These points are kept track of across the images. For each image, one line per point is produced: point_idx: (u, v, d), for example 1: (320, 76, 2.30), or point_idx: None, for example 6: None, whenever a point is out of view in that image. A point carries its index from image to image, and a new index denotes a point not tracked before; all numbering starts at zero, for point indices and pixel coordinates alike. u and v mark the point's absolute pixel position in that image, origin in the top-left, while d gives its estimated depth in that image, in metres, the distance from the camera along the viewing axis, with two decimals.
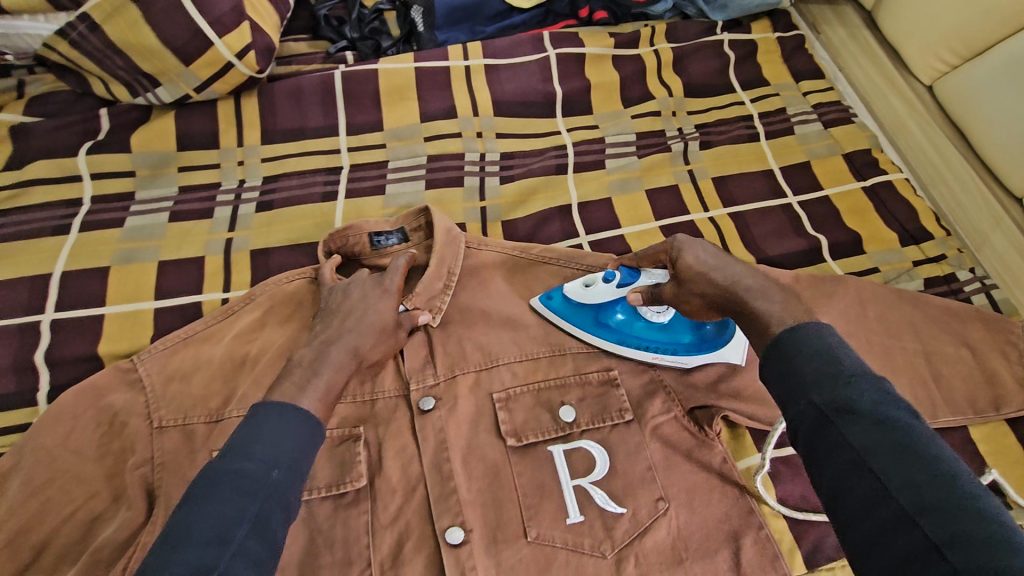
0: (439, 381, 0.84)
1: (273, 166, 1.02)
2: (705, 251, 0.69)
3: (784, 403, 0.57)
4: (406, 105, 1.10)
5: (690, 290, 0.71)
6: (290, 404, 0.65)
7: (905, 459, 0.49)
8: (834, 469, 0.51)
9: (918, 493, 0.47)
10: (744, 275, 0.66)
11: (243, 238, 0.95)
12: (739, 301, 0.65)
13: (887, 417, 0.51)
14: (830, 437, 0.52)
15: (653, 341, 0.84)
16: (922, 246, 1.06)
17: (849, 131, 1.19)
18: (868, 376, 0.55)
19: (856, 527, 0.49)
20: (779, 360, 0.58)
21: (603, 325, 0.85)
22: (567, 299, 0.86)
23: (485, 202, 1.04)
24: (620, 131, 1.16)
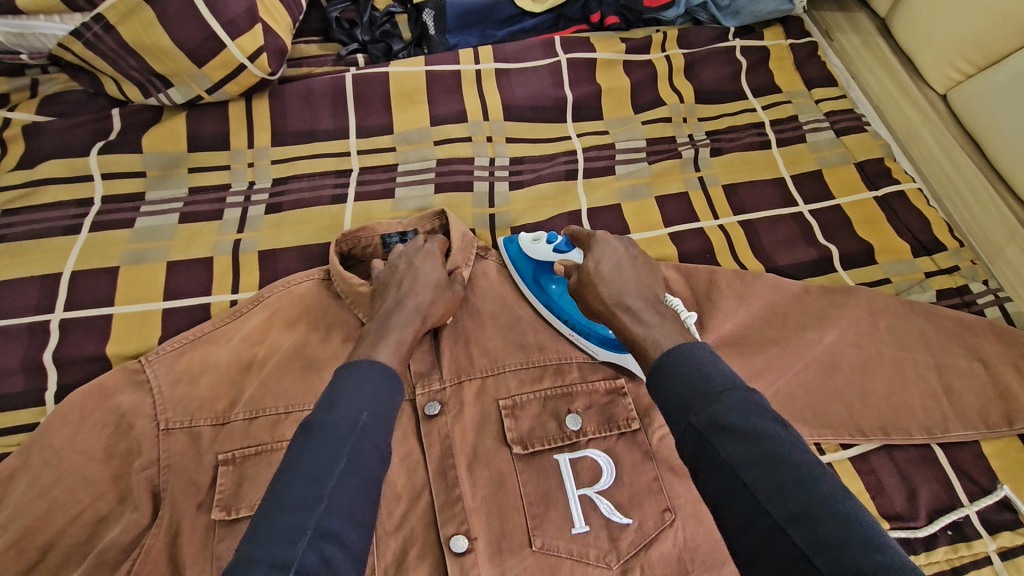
0: (445, 387, 0.84)
1: (283, 168, 1.03)
2: (609, 265, 0.77)
3: (668, 423, 0.58)
4: (416, 109, 1.10)
5: (587, 300, 0.77)
6: (366, 364, 0.66)
7: (774, 468, 0.51)
8: (718, 487, 0.53)
9: (786, 500, 0.50)
10: (629, 294, 0.73)
11: (252, 240, 0.95)
12: (614, 314, 0.72)
13: (753, 430, 0.53)
14: (707, 456, 0.54)
15: (575, 317, 0.88)
16: (935, 257, 1.05)
17: (861, 139, 1.18)
18: (736, 386, 0.56)
19: (739, 538, 0.51)
20: (660, 381, 0.60)
21: (538, 283, 0.91)
22: (521, 249, 0.93)
23: (494, 207, 1.04)
24: (630, 137, 1.15)
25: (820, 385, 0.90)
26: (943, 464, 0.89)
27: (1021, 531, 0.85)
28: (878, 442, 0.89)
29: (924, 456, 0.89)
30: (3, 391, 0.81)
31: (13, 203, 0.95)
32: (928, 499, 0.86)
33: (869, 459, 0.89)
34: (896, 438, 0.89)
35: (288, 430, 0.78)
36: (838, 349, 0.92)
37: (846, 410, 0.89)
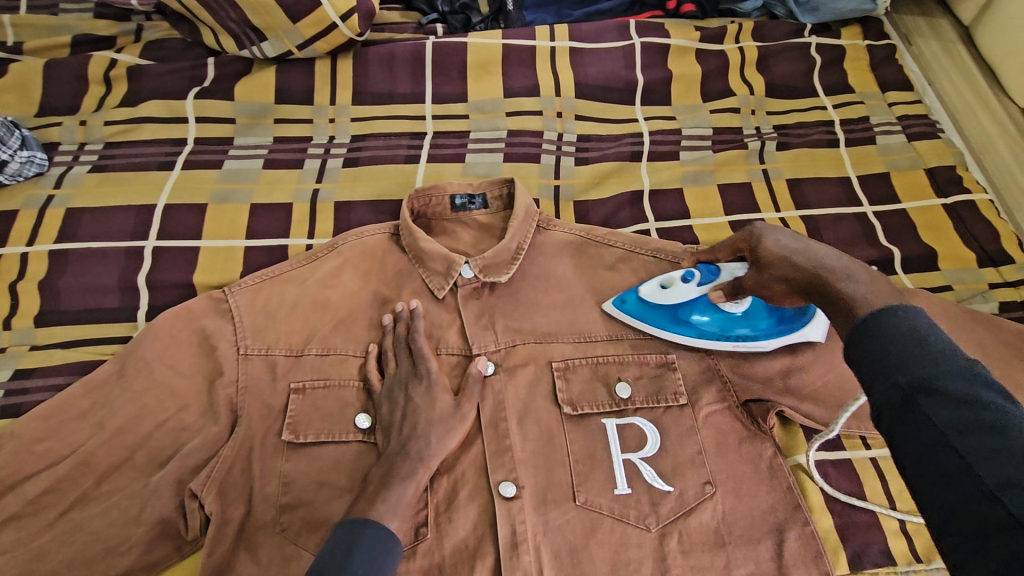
0: (499, 348, 0.87)
1: (362, 125, 1.07)
2: (782, 239, 0.70)
3: (868, 382, 0.52)
4: (490, 80, 1.13)
5: (773, 277, 0.71)
6: (372, 526, 0.67)
7: (994, 436, 0.44)
8: (916, 449, 0.47)
9: (1005, 468, 0.43)
10: (825, 255, 0.66)
11: (329, 191, 1.00)
12: (824, 280, 0.64)
13: (978, 397, 0.46)
14: (912, 418, 0.48)
15: (735, 330, 0.84)
16: (1001, 269, 1.03)
17: (934, 145, 1.16)
18: (965, 359, 0.49)
19: (934, 505, 0.45)
20: (868, 341, 0.53)
21: (682, 324, 0.85)
22: (642, 301, 0.87)
23: (560, 180, 1.06)
24: (697, 124, 1.16)
25: None
26: None
27: None
28: None
29: None
30: (101, 306, 0.89)
31: (116, 137, 1.03)
32: None
33: None
34: None
35: (354, 368, 0.83)
36: None
37: None
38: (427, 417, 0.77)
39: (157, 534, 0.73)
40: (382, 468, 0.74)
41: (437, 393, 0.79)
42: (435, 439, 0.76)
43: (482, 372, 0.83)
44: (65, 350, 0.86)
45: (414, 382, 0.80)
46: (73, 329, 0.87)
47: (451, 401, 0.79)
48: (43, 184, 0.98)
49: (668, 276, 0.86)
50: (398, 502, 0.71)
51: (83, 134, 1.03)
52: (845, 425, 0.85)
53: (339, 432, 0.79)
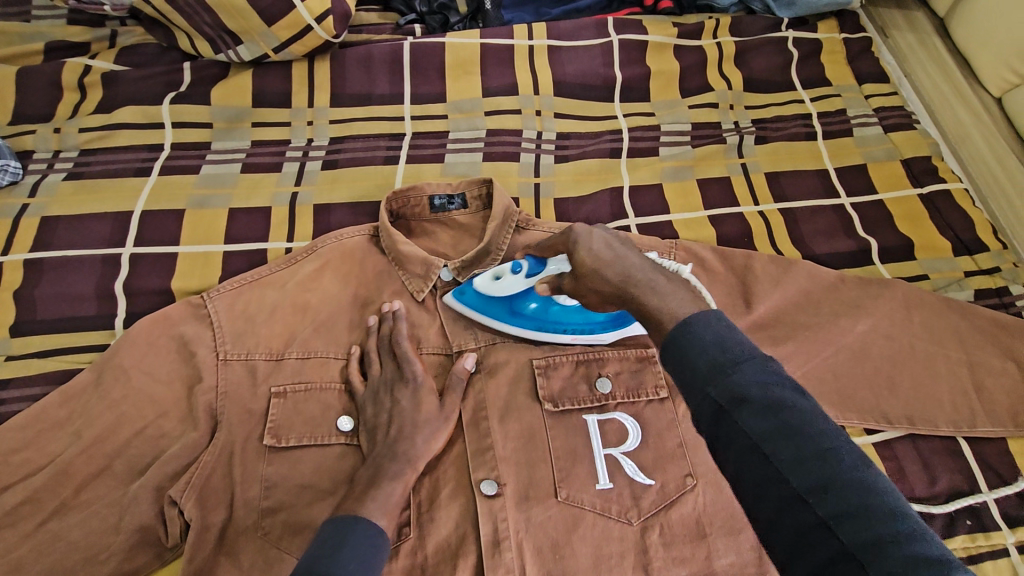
0: (480, 347, 0.88)
1: (340, 128, 1.07)
2: (595, 246, 0.67)
3: (684, 392, 0.54)
4: (468, 80, 1.13)
5: (589, 287, 0.67)
6: (362, 521, 0.67)
7: (796, 442, 0.49)
8: (735, 457, 0.51)
9: (807, 471, 0.48)
10: (635, 270, 0.63)
11: (307, 193, 1.00)
12: (630, 295, 0.62)
13: (776, 403, 0.50)
14: (728, 428, 0.51)
15: (571, 324, 0.86)
16: (976, 258, 1.05)
17: (909, 136, 1.17)
18: (756, 358, 0.53)
19: (757, 507, 0.50)
20: (678, 351, 0.55)
21: (517, 314, 0.86)
22: (477, 292, 0.86)
23: (539, 178, 1.07)
24: (676, 120, 1.17)
25: (848, 371, 0.91)
26: (967, 457, 0.89)
27: None
28: (903, 431, 0.90)
29: (950, 449, 0.90)
30: (78, 314, 0.88)
31: (91, 143, 1.02)
32: (947, 488, 0.87)
33: (891, 447, 0.90)
34: (921, 429, 0.89)
35: (336, 371, 0.84)
36: (869, 338, 0.93)
37: (872, 397, 0.90)
38: (413, 420, 0.78)
39: (139, 541, 0.73)
40: (368, 470, 0.74)
41: (423, 396, 0.80)
42: (421, 442, 0.77)
43: (468, 371, 0.83)
44: (42, 360, 0.85)
45: (399, 386, 0.80)
46: (50, 338, 0.87)
47: (436, 403, 0.80)
48: (18, 194, 0.97)
49: (501, 268, 0.83)
50: (385, 500, 0.71)
51: (58, 141, 1.02)
52: None
53: (321, 435, 0.79)
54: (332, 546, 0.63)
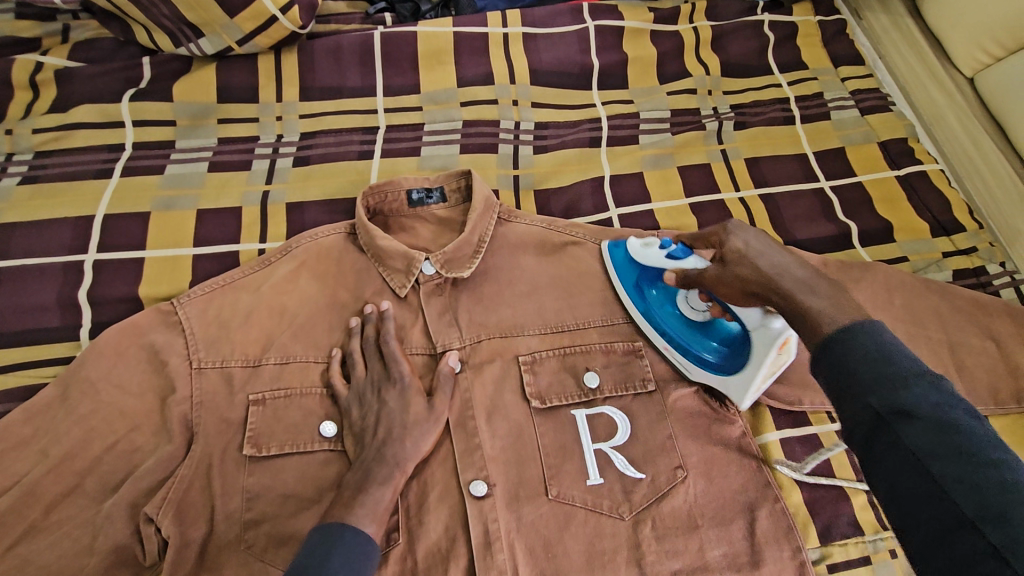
0: (465, 345, 0.86)
1: (311, 122, 1.03)
2: (752, 241, 0.69)
3: (839, 404, 0.55)
4: (442, 70, 1.10)
5: (733, 274, 0.70)
6: (348, 527, 0.66)
7: (967, 463, 0.49)
8: (893, 472, 0.51)
9: (980, 495, 0.47)
10: (792, 267, 0.65)
11: (279, 192, 0.97)
12: (776, 286, 0.65)
13: (948, 421, 0.50)
14: (888, 443, 0.51)
15: (673, 333, 0.84)
16: (953, 238, 1.06)
17: (885, 119, 1.18)
18: (928, 376, 0.53)
19: (915, 528, 0.49)
20: (833, 360, 0.55)
21: (638, 290, 0.87)
22: (626, 254, 0.88)
23: (518, 170, 1.05)
24: (654, 107, 1.15)
25: None
26: None
27: None
28: None
29: None
30: (40, 326, 0.84)
31: (47, 145, 0.97)
32: None
33: None
34: None
35: (317, 376, 0.81)
36: None
37: None
38: (402, 422, 0.76)
39: (114, 561, 0.70)
40: (356, 475, 0.72)
41: (411, 397, 0.77)
42: (409, 444, 0.75)
43: (453, 370, 0.82)
44: (3, 375, 0.81)
45: (386, 385, 0.78)
46: (10, 352, 0.83)
47: (425, 403, 0.78)
48: None
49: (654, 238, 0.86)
50: (375, 504, 0.69)
51: (11, 143, 0.97)
52: (809, 402, 0.86)
53: (304, 442, 0.77)
54: (314, 557, 0.63)
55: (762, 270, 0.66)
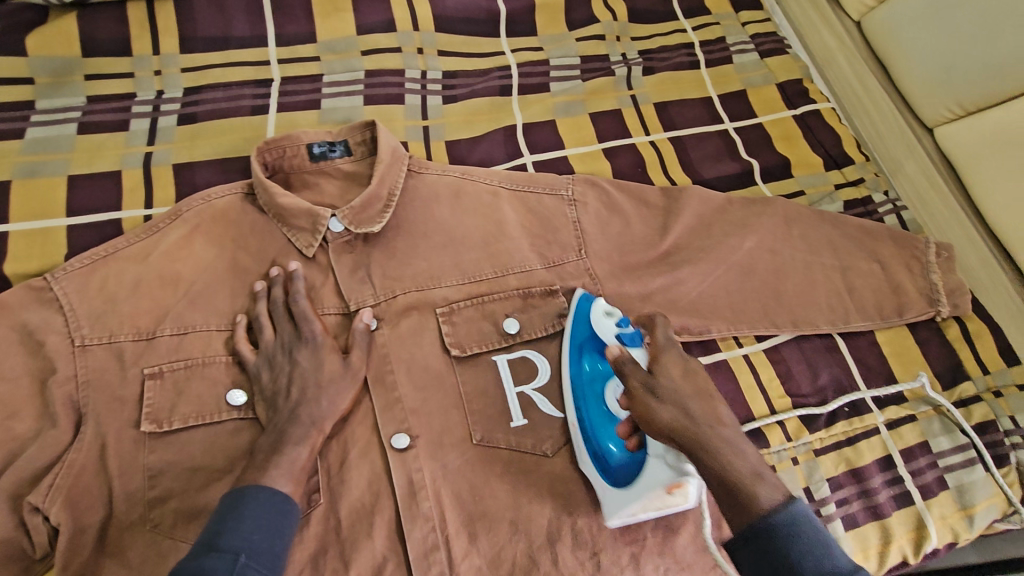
0: (378, 302, 0.84)
1: (195, 76, 0.94)
2: (677, 374, 0.70)
3: None
4: (340, 18, 1.02)
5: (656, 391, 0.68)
6: (261, 487, 0.64)
7: None
8: None
9: None
10: (731, 440, 0.65)
11: (164, 152, 0.89)
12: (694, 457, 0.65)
13: None
14: None
15: (585, 410, 0.78)
16: (844, 170, 1.13)
17: (783, 61, 1.23)
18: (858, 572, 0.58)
19: None
20: (762, 552, 0.60)
21: (580, 351, 0.81)
22: (585, 308, 0.82)
23: (427, 121, 1.01)
24: (564, 53, 1.14)
25: (739, 286, 0.96)
26: (843, 351, 0.96)
27: (904, 405, 0.92)
28: (789, 335, 0.95)
29: (828, 346, 0.96)
30: None
31: None
32: (830, 382, 0.92)
33: (780, 350, 0.94)
34: (805, 331, 0.95)
35: (220, 344, 0.76)
36: (756, 254, 0.97)
37: (761, 307, 0.95)
38: (316, 380, 0.73)
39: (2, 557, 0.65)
40: (269, 437, 0.69)
41: (325, 354, 0.75)
42: (326, 401, 0.72)
43: (368, 327, 0.80)
44: None
45: (299, 345, 0.75)
46: None
47: (341, 359, 0.76)
48: None
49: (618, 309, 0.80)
50: (291, 464, 0.67)
51: None
52: (716, 330, 0.92)
53: (209, 413, 0.72)
54: (222, 521, 0.60)
55: (670, 403, 0.67)
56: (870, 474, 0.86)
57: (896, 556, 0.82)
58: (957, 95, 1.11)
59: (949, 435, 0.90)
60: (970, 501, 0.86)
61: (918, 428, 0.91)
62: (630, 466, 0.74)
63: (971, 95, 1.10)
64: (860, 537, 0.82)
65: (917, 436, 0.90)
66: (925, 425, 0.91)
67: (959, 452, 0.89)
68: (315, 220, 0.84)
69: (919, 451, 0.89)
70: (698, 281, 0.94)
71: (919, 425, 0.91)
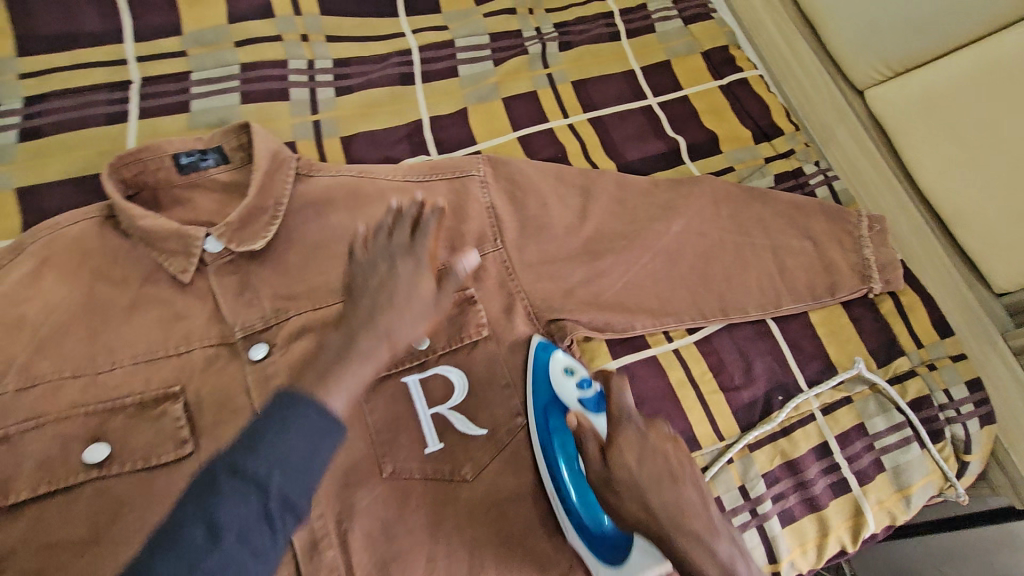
0: (270, 326, 0.75)
1: (36, 83, 0.82)
2: (635, 464, 0.62)
3: None
4: (208, 5, 0.90)
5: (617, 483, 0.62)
6: (308, 402, 0.65)
7: None
8: None
9: None
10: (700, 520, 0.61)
11: (3, 175, 0.77)
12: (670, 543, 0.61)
13: None
14: None
15: (568, 486, 0.72)
16: (773, 142, 1.07)
17: (707, 27, 1.16)
18: None
19: None
20: None
21: (547, 411, 0.76)
22: (543, 368, 0.77)
23: (318, 116, 0.91)
24: (471, 32, 1.05)
25: (666, 275, 0.90)
26: (776, 336, 0.92)
27: (840, 387, 0.90)
28: (719, 323, 0.90)
29: (760, 331, 0.92)
30: None
31: None
32: (764, 371, 0.88)
33: (711, 341, 0.90)
34: (735, 317, 0.90)
35: (77, 395, 0.67)
36: (683, 239, 0.92)
37: (689, 295, 0.90)
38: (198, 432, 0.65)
39: None
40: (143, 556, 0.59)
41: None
42: None
43: (254, 359, 0.72)
44: None
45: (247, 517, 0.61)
46: None
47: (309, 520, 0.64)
48: None
49: (579, 365, 0.77)
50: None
51: None
52: (642, 325, 0.87)
53: (63, 477, 0.64)
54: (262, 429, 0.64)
55: (631, 501, 0.62)
56: (806, 464, 0.83)
57: (834, 546, 0.80)
58: (884, 55, 1.07)
59: (885, 415, 0.88)
60: (906, 481, 0.85)
61: (852, 411, 0.88)
62: (620, 538, 0.70)
63: (897, 54, 1.05)
64: (797, 532, 0.80)
65: (852, 419, 0.88)
66: (860, 407, 0.89)
67: (894, 433, 0.87)
68: (185, 241, 0.74)
69: (855, 434, 0.86)
70: (622, 272, 0.88)
71: (853, 407, 0.88)
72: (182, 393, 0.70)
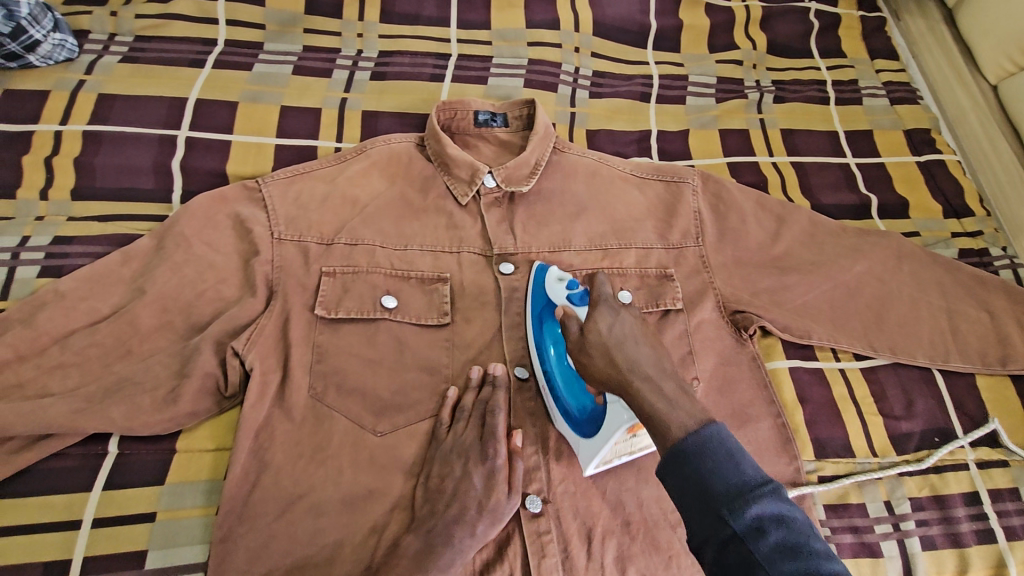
0: (517, 251, 0.93)
1: (388, 42, 1.10)
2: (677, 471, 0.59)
3: None
4: (513, 12, 1.17)
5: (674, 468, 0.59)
6: None
7: None
8: None
9: None
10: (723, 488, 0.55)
11: (356, 100, 1.04)
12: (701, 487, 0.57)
13: None
14: None
15: (552, 378, 0.81)
16: (962, 221, 1.15)
17: (913, 110, 1.27)
18: None
19: None
20: None
21: (542, 325, 0.84)
22: (540, 283, 0.86)
23: (575, 109, 1.13)
24: (703, 73, 1.24)
25: (844, 305, 0.99)
26: (940, 386, 0.98)
27: (997, 449, 0.93)
28: (886, 359, 0.98)
29: (924, 377, 0.98)
30: (137, 187, 0.92)
31: (146, 31, 1.04)
32: (924, 412, 0.95)
33: (877, 372, 0.98)
34: (902, 358, 0.97)
35: (383, 259, 0.89)
36: (865, 279, 1.00)
37: (862, 327, 0.98)
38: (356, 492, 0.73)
39: (200, 390, 0.78)
40: None
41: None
42: None
43: (503, 272, 0.90)
44: (101, 224, 0.89)
45: None
46: (109, 206, 0.91)
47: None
48: (74, 70, 0.99)
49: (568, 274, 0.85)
50: None
51: (114, 25, 1.04)
52: (816, 338, 0.97)
53: (367, 310, 0.84)
54: None
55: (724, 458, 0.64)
56: (954, 504, 0.88)
57: None
58: None
59: None
60: None
61: (1008, 474, 0.91)
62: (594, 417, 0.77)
63: None
64: (937, 560, 0.85)
65: (1007, 481, 0.91)
66: (1017, 473, 0.92)
67: None
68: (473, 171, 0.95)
69: (1008, 495, 0.90)
70: (805, 291, 0.99)
71: (1010, 471, 0.92)
72: (450, 279, 0.89)
